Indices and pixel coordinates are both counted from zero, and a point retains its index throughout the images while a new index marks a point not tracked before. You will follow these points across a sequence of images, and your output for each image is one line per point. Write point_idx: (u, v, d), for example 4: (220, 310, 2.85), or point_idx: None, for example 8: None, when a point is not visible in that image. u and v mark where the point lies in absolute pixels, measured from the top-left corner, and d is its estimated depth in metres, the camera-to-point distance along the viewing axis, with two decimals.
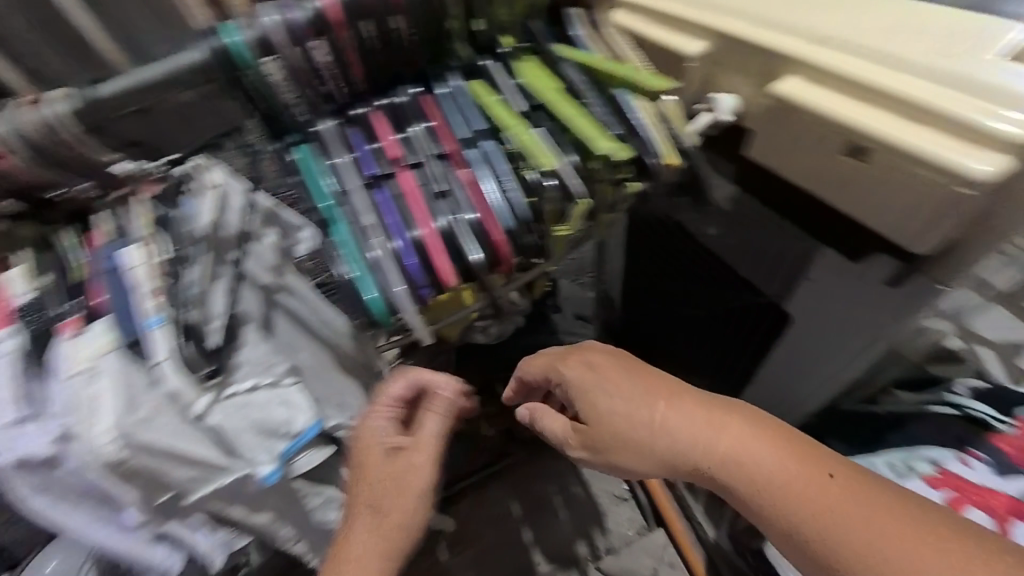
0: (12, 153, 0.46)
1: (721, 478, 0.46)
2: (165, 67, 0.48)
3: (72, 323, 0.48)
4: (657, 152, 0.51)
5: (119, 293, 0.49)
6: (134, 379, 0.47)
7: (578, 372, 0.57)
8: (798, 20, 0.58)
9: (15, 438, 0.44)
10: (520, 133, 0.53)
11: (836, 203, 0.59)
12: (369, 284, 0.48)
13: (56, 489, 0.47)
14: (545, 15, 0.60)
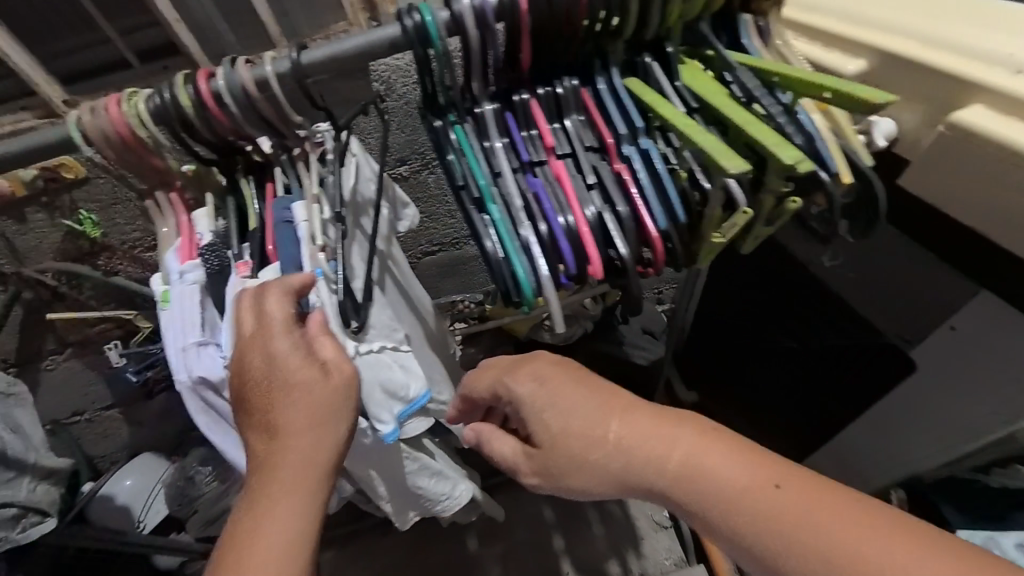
0: (226, 103, 0.50)
1: (677, 497, 0.45)
2: (362, 39, 0.52)
3: (243, 266, 0.54)
4: (834, 169, 0.48)
5: (287, 245, 0.53)
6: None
7: (529, 388, 0.55)
8: (990, 45, 0.57)
9: (200, 357, 0.53)
10: (691, 128, 0.50)
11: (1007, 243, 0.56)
12: (518, 264, 0.51)
13: (220, 405, 0.57)
14: (713, 19, 0.59)
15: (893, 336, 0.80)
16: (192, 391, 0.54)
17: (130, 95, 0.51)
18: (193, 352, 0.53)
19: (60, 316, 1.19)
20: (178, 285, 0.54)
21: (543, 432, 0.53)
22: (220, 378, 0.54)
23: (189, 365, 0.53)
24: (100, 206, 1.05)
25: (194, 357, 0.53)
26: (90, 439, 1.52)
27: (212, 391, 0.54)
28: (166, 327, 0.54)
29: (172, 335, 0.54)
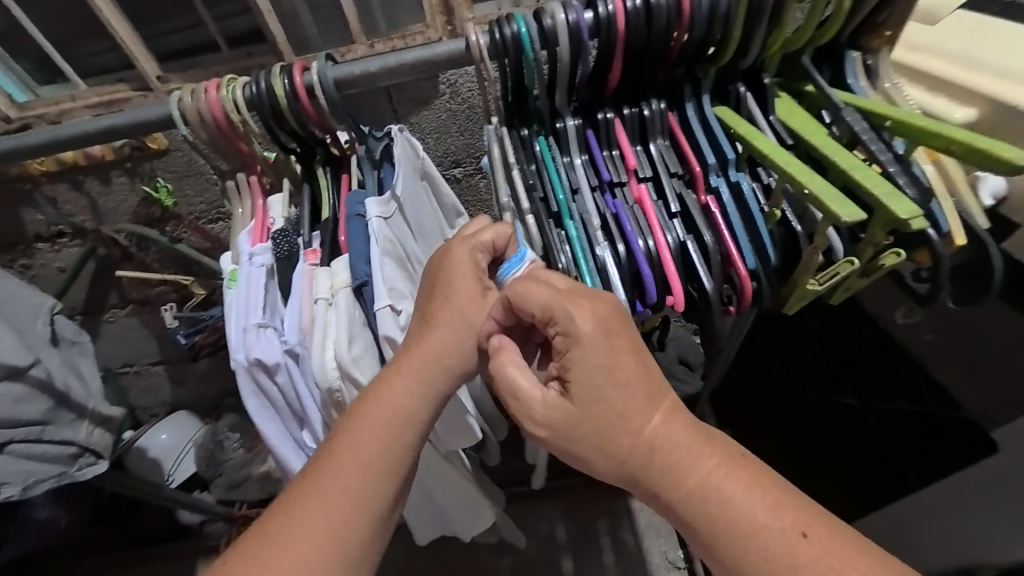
0: (320, 95, 0.52)
1: (683, 506, 0.41)
2: (450, 47, 0.53)
3: (313, 253, 0.55)
4: (945, 229, 0.44)
5: (358, 238, 0.53)
6: (357, 316, 0.53)
7: (591, 328, 0.44)
8: None
9: (260, 340, 0.53)
10: (789, 163, 0.47)
11: None
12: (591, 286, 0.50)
13: (271, 391, 0.56)
14: (815, 52, 0.55)
15: (975, 411, 0.73)
16: (248, 371, 0.54)
17: (229, 81, 0.53)
18: (253, 335, 0.53)
19: (126, 273, 1.28)
20: (247, 267, 0.55)
21: (578, 386, 0.43)
22: (275, 362, 0.54)
23: (248, 347, 0.53)
24: (175, 176, 1.11)
25: (254, 339, 0.53)
26: (136, 391, 1.62)
27: (265, 373, 0.54)
28: (232, 306, 0.55)
29: (236, 314, 0.55)
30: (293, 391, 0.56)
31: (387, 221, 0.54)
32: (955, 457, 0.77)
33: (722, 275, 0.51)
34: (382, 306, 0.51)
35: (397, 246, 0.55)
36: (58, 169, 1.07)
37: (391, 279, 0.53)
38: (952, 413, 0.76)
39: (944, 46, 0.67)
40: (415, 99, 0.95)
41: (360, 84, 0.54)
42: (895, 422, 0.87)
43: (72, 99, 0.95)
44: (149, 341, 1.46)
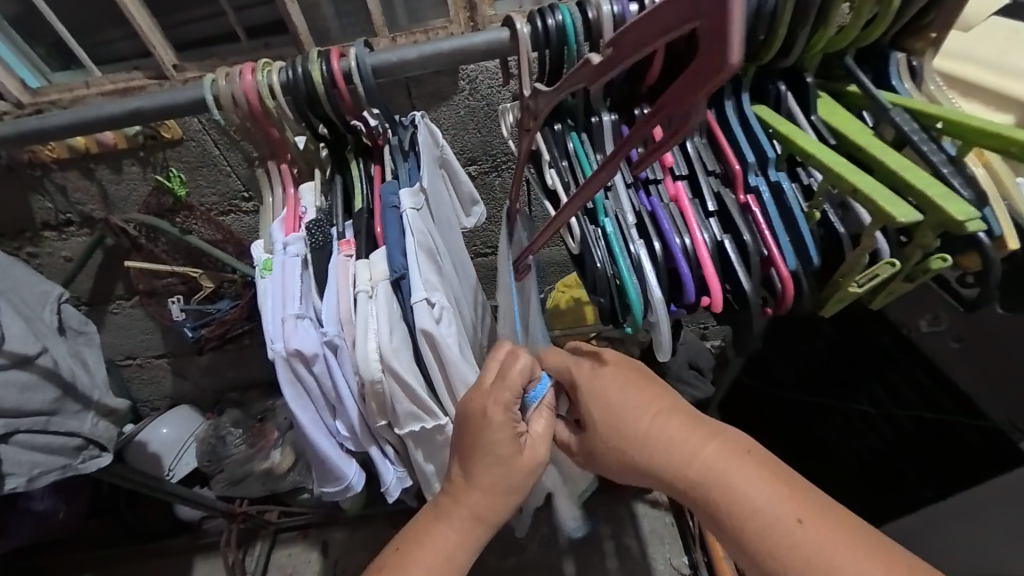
0: (359, 81, 0.51)
1: (693, 495, 0.45)
2: (487, 37, 0.52)
3: (347, 244, 0.54)
4: (998, 232, 0.43)
5: (395, 230, 0.52)
6: (396, 308, 0.52)
7: (589, 370, 0.54)
8: None
9: (297, 330, 0.52)
10: (834, 162, 0.46)
11: None
12: (632, 286, 0.49)
13: (307, 380, 0.55)
14: (856, 54, 0.55)
15: (1000, 421, 0.72)
16: (286, 361, 0.53)
17: (263, 65, 0.52)
18: (291, 325, 0.52)
19: (133, 263, 1.26)
20: (282, 256, 0.54)
21: (591, 413, 0.53)
22: (313, 353, 0.52)
23: (286, 336, 0.51)
24: (187, 166, 1.10)
25: (291, 329, 0.52)
26: (137, 383, 1.60)
27: (303, 363, 0.53)
28: (266, 297, 0.53)
29: (271, 304, 0.53)
30: (329, 381, 0.55)
31: (420, 213, 0.54)
32: (974, 462, 0.78)
33: (761, 276, 0.49)
34: (419, 299, 0.51)
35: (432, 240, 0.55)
36: (69, 156, 1.06)
37: (426, 273, 0.53)
38: (971, 422, 0.76)
39: (978, 53, 0.67)
40: (435, 95, 0.94)
41: (395, 72, 0.53)
42: (908, 429, 0.87)
43: (87, 86, 0.94)
44: (153, 333, 1.44)
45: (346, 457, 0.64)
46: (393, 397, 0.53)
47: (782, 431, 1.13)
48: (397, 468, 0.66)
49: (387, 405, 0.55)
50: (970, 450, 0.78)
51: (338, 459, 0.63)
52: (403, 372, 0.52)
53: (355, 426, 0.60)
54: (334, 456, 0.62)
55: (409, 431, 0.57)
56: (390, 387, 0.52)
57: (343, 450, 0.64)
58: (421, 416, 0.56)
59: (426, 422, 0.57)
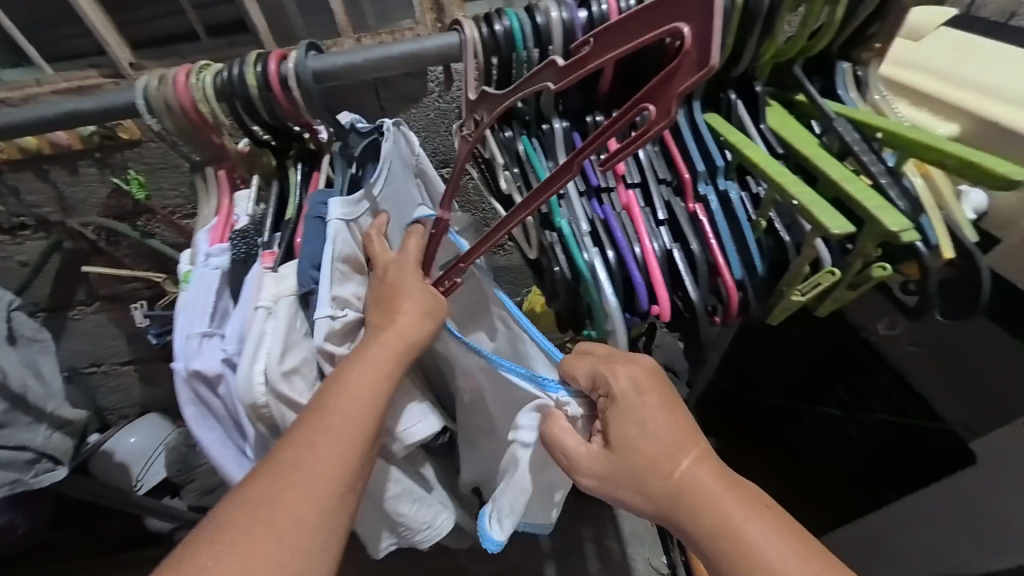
0: (299, 87, 0.50)
1: (710, 549, 0.43)
2: (436, 42, 0.50)
3: (270, 256, 0.53)
4: (934, 243, 0.44)
5: (314, 240, 0.52)
6: (297, 325, 0.51)
7: (625, 387, 0.50)
8: None
9: (203, 348, 0.52)
10: (777, 172, 0.46)
11: None
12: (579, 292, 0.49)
13: (210, 401, 0.54)
14: (808, 63, 0.55)
15: (956, 425, 0.74)
16: (188, 380, 0.53)
17: (201, 68, 0.51)
18: (196, 343, 0.52)
19: (94, 268, 1.21)
20: (201, 268, 0.54)
21: (617, 438, 0.49)
22: (215, 373, 0.52)
23: (188, 355, 0.51)
24: (148, 168, 1.06)
25: (196, 347, 0.52)
26: (104, 392, 1.55)
27: (206, 383, 0.53)
28: (180, 308, 0.53)
29: (180, 320, 0.53)
30: (231, 403, 0.54)
31: (347, 224, 0.53)
32: (936, 463, 0.80)
33: (709, 286, 0.49)
34: (322, 314, 0.50)
35: (356, 252, 0.55)
36: (21, 157, 1.02)
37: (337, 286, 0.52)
38: (932, 424, 0.78)
39: (930, 62, 0.69)
40: (405, 97, 0.93)
41: (342, 77, 0.51)
42: (874, 432, 0.88)
43: (38, 84, 0.90)
44: (119, 340, 1.40)
45: None
46: (284, 420, 0.51)
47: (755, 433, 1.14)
48: None
49: (279, 427, 0.52)
50: (933, 452, 0.79)
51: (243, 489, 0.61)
52: (294, 395, 0.50)
53: (259, 450, 0.57)
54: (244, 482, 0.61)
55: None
56: (280, 411, 0.50)
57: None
58: None
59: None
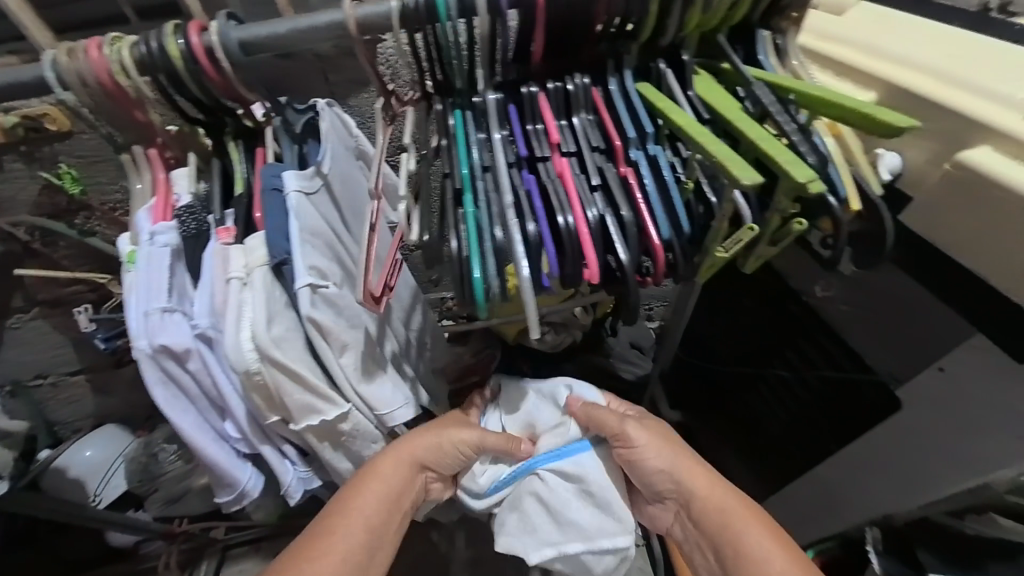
0: (229, 60, 0.48)
1: (695, 494, 0.63)
2: (364, 11, 0.49)
3: (225, 232, 0.51)
4: (843, 195, 0.47)
5: (275, 212, 0.50)
6: (277, 295, 0.50)
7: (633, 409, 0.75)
8: (989, 85, 0.59)
9: (165, 324, 0.50)
10: (698, 133, 0.48)
11: (986, 276, 0.57)
12: (475, 264, 0.49)
13: (182, 378, 0.54)
14: (731, 31, 0.57)
15: (884, 373, 0.77)
16: (153, 358, 0.51)
17: (114, 40, 0.48)
18: (157, 319, 0.50)
19: (29, 272, 1.14)
20: (147, 247, 0.51)
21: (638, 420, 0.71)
22: (184, 348, 0.51)
23: (151, 332, 0.50)
24: (83, 161, 1.01)
25: (158, 324, 0.50)
26: (53, 404, 1.46)
27: (174, 360, 0.52)
28: (133, 290, 0.50)
29: (139, 295, 0.50)
30: (208, 377, 0.55)
31: (307, 195, 0.52)
32: (871, 413, 0.82)
33: (638, 247, 0.50)
34: (301, 286, 0.48)
35: (322, 225, 0.53)
36: None
37: (312, 257, 0.50)
38: (864, 375, 0.81)
39: (848, 35, 0.73)
40: (355, 81, 0.94)
41: (272, 48, 0.49)
42: (818, 391, 0.93)
43: None
44: (64, 346, 1.32)
45: (240, 462, 0.63)
46: (278, 387, 0.51)
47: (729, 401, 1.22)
48: (298, 464, 0.63)
49: (275, 398, 0.52)
50: (867, 402, 0.82)
51: (231, 464, 0.62)
52: (288, 361, 0.50)
53: (244, 423, 0.58)
54: (224, 460, 0.61)
55: (307, 425, 0.55)
56: (274, 377, 0.50)
57: (238, 455, 0.63)
58: (316, 406, 0.54)
59: (326, 412, 0.54)
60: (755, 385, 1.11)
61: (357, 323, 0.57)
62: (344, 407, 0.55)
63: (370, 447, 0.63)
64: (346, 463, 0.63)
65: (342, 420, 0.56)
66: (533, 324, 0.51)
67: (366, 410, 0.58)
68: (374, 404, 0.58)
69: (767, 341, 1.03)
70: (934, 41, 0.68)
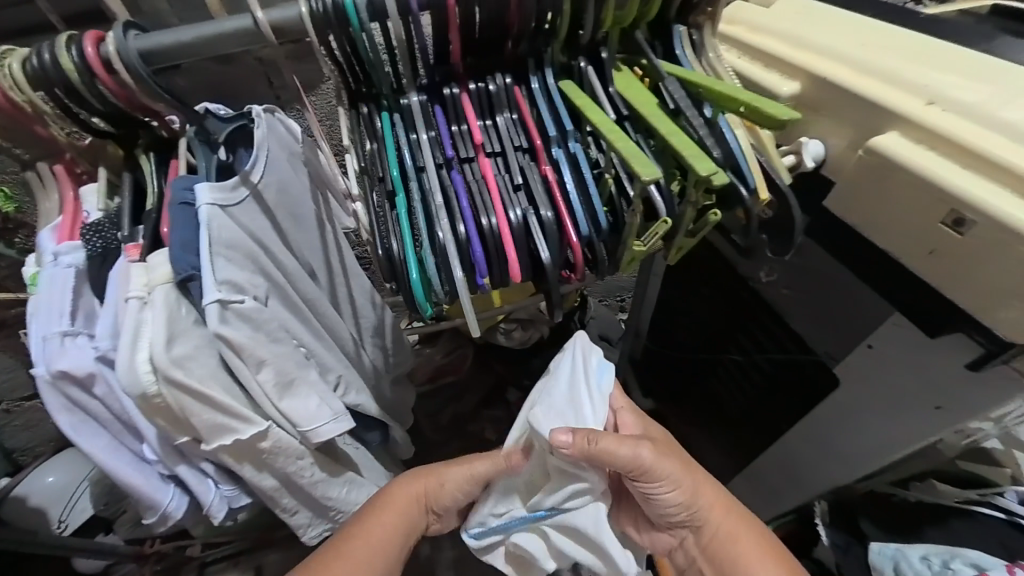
0: (129, 71, 0.46)
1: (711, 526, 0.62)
2: (272, 15, 0.48)
3: (134, 248, 0.51)
4: (753, 186, 0.49)
5: (179, 228, 0.50)
6: (181, 313, 0.50)
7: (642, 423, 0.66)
8: (898, 73, 0.61)
9: (67, 349, 0.52)
10: (611, 131, 0.49)
11: (897, 255, 0.59)
12: (417, 265, 0.50)
13: (86, 403, 0.56)
14: (650, 28, 0.58)
15: (822, 353, 0.80)
16: (53, 383, 0.53)
17: (2, 54, 0.46)
18: (58, 344, 0.51)
19: None
20: (51, 269, 0.52)
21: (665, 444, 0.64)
22: (87, 373, 0.53)
23: (50, 357, 0.51)
24: (16, 175, 0.95)
25: (59, 348, 0.52)
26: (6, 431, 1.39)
27: (78, 384, 0.54)
28: (33, 313, 0.52)
29: (36, 322, 0.52)
30: (114, 401, 0.57)
31: (220, 209, 0.52)
32: (817, 391, 0.85)
33: (559, 245, 0.51)
34: (209, 302, 0.49)
35: (239, 236, 0.54)
36: None
37: (223, 272, 0.51)
38: (806, 355, 0.83)
39: (774, 27, 0.75)
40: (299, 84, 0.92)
41: (177, 58, 0.49)
42: (769, 373, 0.95)
43: None
44: (15, 371, 1.26)
45: (162, 483, 0.65)
46: (180, 408, 0.51)
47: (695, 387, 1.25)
48: (219, 486, 0.65)
49: (180, 418, 0.53)
50: (810, 380, 0.85)
51: (152, 487, 0.64)
52: (190, 381, 0.50)
53: (154, 448, 0.60)
54: (143, 484, 0.63)
55: (219, 444, 0.55)
56: (176, 399, 0.50)
57: (160, 477, 0.64)
58: (228, 424, 0.54)
59: (242, 431, 0.56)
60: (715, 370, 1.13)
61: (278, 335, 0.57)
62: (262, 425, 0.57)
63: (295, 463, 0.64)
64: (269, 479, 0.64)
65: (261, 438, 0.58)
66: (472, 323, 0.53)
67: (287, 426, 0.60)
68: (294, 419, 0.59)
69: (722, 327, 1.05)
70: (851, 31, 0.70)
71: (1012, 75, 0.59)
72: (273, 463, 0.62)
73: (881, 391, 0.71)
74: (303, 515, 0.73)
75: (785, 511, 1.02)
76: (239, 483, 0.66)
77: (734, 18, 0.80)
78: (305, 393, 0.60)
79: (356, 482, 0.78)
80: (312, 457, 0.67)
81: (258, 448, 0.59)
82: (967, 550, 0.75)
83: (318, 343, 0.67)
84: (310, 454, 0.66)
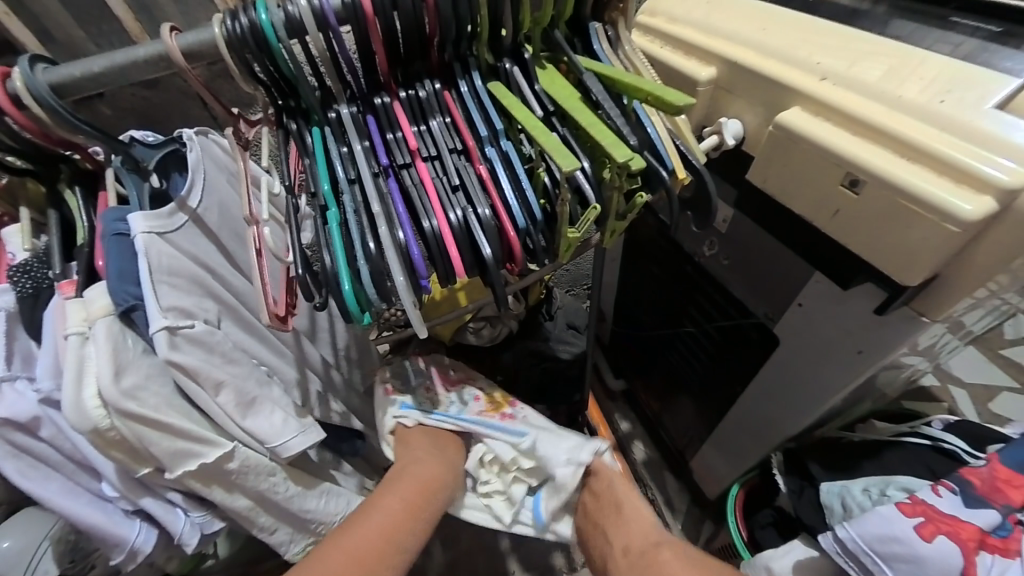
0: (37, 106, 0.45)
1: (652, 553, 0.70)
2: (189, 38, 0.48)
3: (68, 284, 0.50)
4: (670, 167, 0.54)
5: (114, 259, 0.49)
6: (127, 343, 0.50)
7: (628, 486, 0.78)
8: (793, 54, 0.67)
9: (6, 395, 0.51)
10: (535, 129, 0.52)
11: (807, 217, 0.66)
12: (343, 276, 0.50)
13: (35, 445, 0.55)
14: (568, 26, 0.61)
15: (761, 315, 0.87)
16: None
17: None
18: None
19: None
20: None
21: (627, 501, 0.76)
22: (30, 417, 0.52)
23: None
24: None
25: None
26: None
27: (23, 428, 0.52)
28: None
29: None
30: (66, 442, 0.56)
31: (159, 235, 0.51)
32: (762, 350, 0.91)
33: (499, 240, 0.53)
34: (156, 330, 0.49)
35: (181, 261, 0.53)
36: None
37: (167, 299, 0.50)
38: (748, 318, 0.90)
39: (687, 17, 0.80)
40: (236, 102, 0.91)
41: (89, 87, 0.48)
42: (718, 340, 1.02)
43: None
44: None
45: (127, 518, 0.63)
46: (137, 439, 0.50)
47: (661, 363, 1.31)
48: (188, 513, 0.63)
49: (139, 450, 0.52)
50: (754, 342, 0.92)
51: (116, 524, 0.62)
52: (145, 411, 0.49)
53: (112, 484, 0.59)
54: (106, 522, 0.61)
55: (183, 471, 0.54)
56: (131, 431, 0.49)
57: (123, 513, 0.63)
58: (192, 449, 0.54)
59: (206, 455, 0.55)
60: (674, 345, 1.19)
61: (234, 356, 0.57)
62: (227, 446, 0.57)
63: (268, 479, 0.64)
64: (242, 500, 0.63)
65: (227, 458, 0.58)
66: (416, 324, 0.54)
67: (254, 444, 0.60)
68: (261, 436, 0.59)
69: (676, 301, 1.10)
70: (753, 17, 0.76)
71: (891, 49, 0.65)
72: (243, 484, 0.61)
73: (812, 343, 0.77)
74: (283, 531, 0.72)
75: (749, 465, 1.10)
76: (210, 506, 0.65)
77: (653, 10, 0.85)
78: (268, 410, 0.60)
79: (333, 490, 0.79)
80: (285, 472, 0.67)
81: (224, 470, 0.58)
82: (899, 476, 0.83)
83: (277, 359, 0.67)
84: (282, 469, 0.66)
